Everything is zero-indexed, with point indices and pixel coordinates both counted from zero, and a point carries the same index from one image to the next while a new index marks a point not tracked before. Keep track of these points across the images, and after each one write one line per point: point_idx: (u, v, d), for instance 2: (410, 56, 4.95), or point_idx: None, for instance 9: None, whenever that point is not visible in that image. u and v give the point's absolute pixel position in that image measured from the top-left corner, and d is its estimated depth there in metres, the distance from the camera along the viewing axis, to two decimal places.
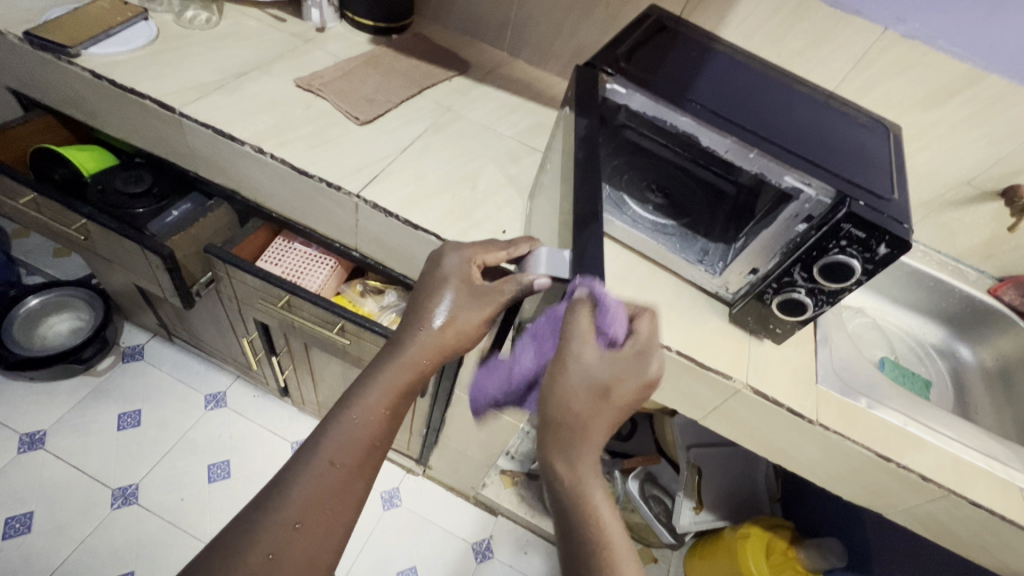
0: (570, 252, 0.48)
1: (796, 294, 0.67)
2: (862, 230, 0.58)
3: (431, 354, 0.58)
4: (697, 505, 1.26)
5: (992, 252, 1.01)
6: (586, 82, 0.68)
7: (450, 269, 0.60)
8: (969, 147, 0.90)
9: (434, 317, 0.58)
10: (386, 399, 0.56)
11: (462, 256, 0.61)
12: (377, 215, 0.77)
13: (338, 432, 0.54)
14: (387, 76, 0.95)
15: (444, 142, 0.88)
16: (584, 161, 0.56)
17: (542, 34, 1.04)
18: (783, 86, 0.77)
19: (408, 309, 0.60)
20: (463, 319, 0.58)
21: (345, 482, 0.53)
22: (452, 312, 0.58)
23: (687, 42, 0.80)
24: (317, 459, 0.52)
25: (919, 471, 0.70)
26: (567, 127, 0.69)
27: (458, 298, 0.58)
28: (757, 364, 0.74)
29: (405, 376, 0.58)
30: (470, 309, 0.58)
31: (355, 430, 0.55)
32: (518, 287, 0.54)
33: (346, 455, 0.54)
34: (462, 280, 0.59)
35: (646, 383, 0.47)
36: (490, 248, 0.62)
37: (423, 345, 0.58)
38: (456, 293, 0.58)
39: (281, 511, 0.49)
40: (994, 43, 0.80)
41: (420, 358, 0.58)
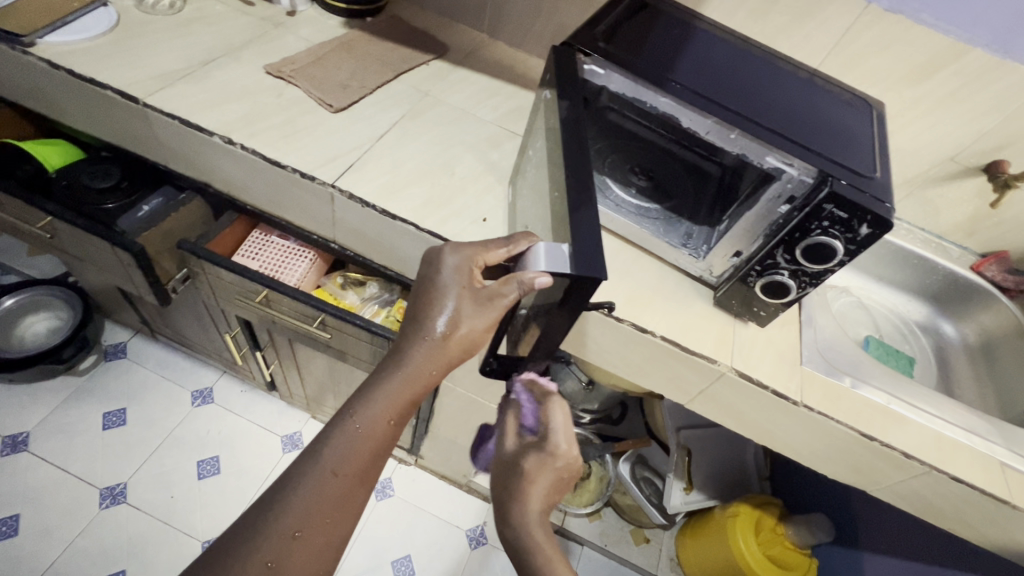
0: (571, 247, 0.48)
1: (780, 276, 0.67)
2: (844, 210, 0.58)
3: (439, 365, 0.56)
4: (687, 486, 1.28)
5: (975, 229, 1.01)
6: (564, 63, 0.66)
7: (450, 271, 0.57)
8: (954, 124, 0.89)
9: (437, 325, 0.55)
10: (390, 410, 0.54)
11: (462, 256, 0.58)
12: (354, 207, 0.75)
13: (339, 442, 0.52)
14: (362, 61, 0.92)
15: (422, 128, 0.86)
16: (565, 149, 0.55)
17: (521, 14, 1.01)
18: (766, 63, 0.75)
19: (410, 315, 0.57)
20: (467, 325, 0.55)
21: (346, 493, 0.52)
22: (456, 319, 0.55)
23: (668, 20, 0.78)
24: (318, 470, 0.51)
25: (901, 449, 0.71)
26: (548, 110, 0.67)
27: (460, 304, 0.55)
28: (742, 347, 0.74)
29: (410, 388, 0.56)
30: (475, 315, 0.55)
31: (357, 442, 0.53)
32: (519, 287, 0.53)
33: (348, 465, 0.52)
34: (465, 285, 0.56)
35: (550, 446, 0.61)
36: (489, 247, 0.58)
37: (429, 355, 0.55)
38: (458, 300, 0.56)
39: (279, 522, 0.48)
40: (978, 16, 0.79)
41: (424, 369, 0.55)
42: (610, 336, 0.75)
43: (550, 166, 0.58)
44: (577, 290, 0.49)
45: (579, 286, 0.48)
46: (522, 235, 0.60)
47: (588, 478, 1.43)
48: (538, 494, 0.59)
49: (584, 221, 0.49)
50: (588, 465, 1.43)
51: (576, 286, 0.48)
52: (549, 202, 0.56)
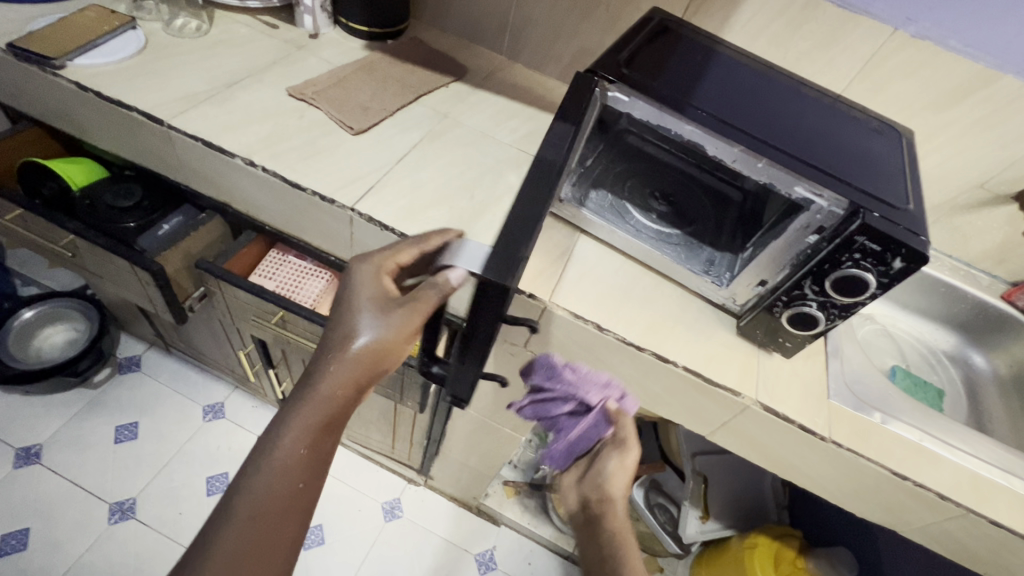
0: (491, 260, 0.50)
1: (808, 308, 0.65)
2: (878, 243, 0.56)
3: (347, 383, 0.54)
4: (703, 514, 1.24)
5: (1005, 256, 0.98)
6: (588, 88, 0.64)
7: (359, 285, 0.57)
8: (981, 150, 0.88)
9: (348, 342, 0.54)
10: (304, 439, 0.53)
11: (373, 268, 0.58)
12: (373, 229, 0.74)
13: (256, 481, 0.51)
14: (383, 82, 0.92)
15: (441, 150, 0.86)
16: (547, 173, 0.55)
17: (541, 36, 1.02)
18: (788, 89, 0.74)
19: (324, 338, 0.56)
20: (376, 334, 0.54)
21: (268, 532, 0.50)
22: (365, 331, 0.54)
23: (689, 44, 0.77)
24: (234, 512, 0.50)
25: (935, 489, 0.67)
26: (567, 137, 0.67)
27: (370, 317, 0.55)
28: (767, 379, 0.72)
29: (324, 411, 0.54)
30: (382, 323, 0.55)
31: (275, 478, 0.51)
32: (434, 290, 0.55)
33: (265, 502, 0.51)
34: (372, 297, 0.56)
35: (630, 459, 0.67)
36: (400, 253, 0.60)
37: (341, 374, 0.54)
38: (368, 315, 0.55)
39: (201, 573, 0.46)
40: (1010, 41, 0.77)
41: (337, 390, 0.54)
42: (629, 365, 0.73)
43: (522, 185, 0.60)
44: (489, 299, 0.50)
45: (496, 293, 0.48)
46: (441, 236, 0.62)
47: None
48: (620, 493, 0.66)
49: None
50: None
51: (485, 293, 0.50)
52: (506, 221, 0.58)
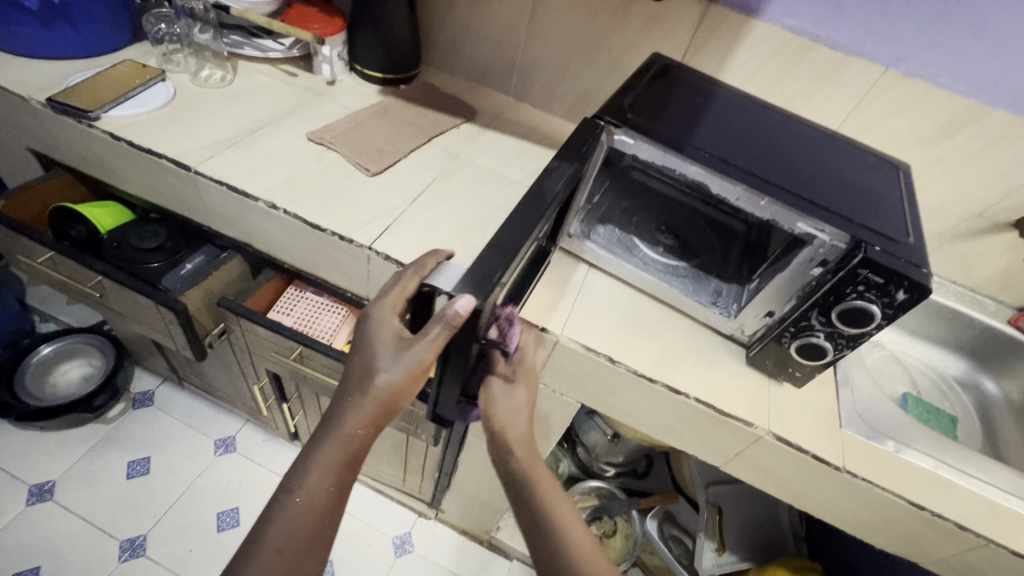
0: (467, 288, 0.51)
1: (815, 338, 0.66)
2: (881, 275, 0.57)
3: (364, 422, 0.54)
4: (719, 546, 1.22)
5: (1009, 282, 1.00)
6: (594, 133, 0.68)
7: (375, 324, 0.55)
8: (978, 179, 0.90)
9: (370, 378, 0.54)
10: (325, 479, 0.54)
11: (385, 304, 0.56)
12: (389, 267, 0.77)
13: (283, 519, 0.53)
14: (396, 125, 0.97)
15: (453, 189, 0.89)
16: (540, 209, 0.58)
17: (547, 79, 1.07)
18: (786, 127, 0.78)
19: (345, 374, 0.56)
20: (387, 373, 0.53)
21: (294, 566, 0.52)
22: (379, 370, 0.53)
23: (689, 87, 0.81)
24: (261, 548, 0.52)
25: (954, 519, 0.67)
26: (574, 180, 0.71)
27: (384, 355, 0.53)
28: (778, 409, 0.72)
29: (344, 449, 0.55)
30: (393, 362, 0.53)
31: (301, 515, 0.53)
32: (443, 325, 0.48)
33: (292, 540, 0.52)
34: (384, 334, 0.55)
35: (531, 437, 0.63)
36: (407, 284, 0.56)
37: (358, 413, 0.54)
38: (383, 353, 0.54)
39: None
40: (999, 78, 0.80)
41: (355, 429, 0.54)
42: (641, 397, 0.74)
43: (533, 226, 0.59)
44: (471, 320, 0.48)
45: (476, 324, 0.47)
46: (431, 259, 0.61)
47: (614, 535, 1.38)
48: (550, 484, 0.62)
49: None
50: (613, 521, 1.40)
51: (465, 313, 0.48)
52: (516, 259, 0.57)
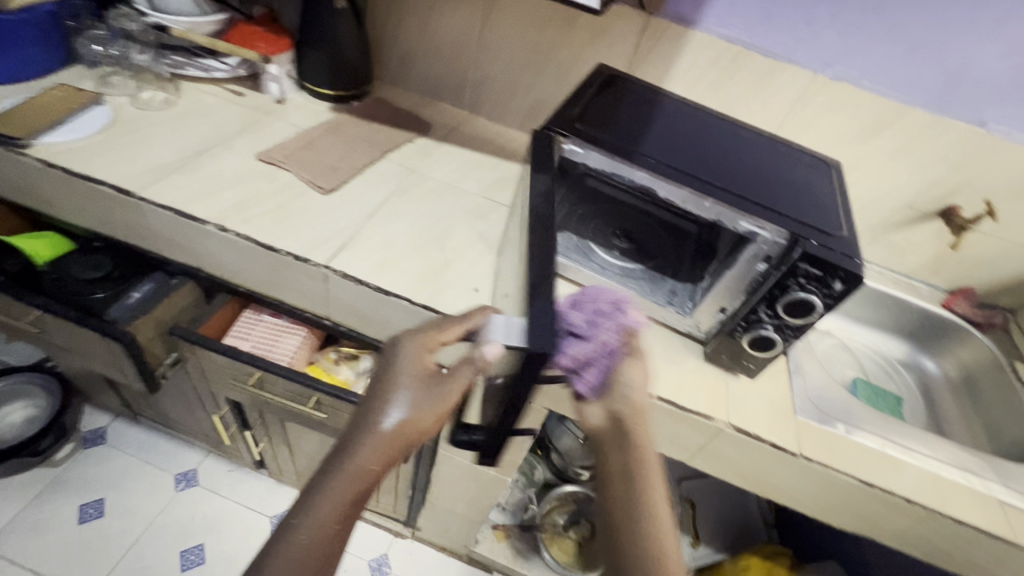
0: (514, 321, 0.48)
1: (765, 331, 0.69)
2: (819, 267, 0.61)
3: (383, 459, 0.53)
4: (695, 540, 1.25)
5: (939, 268, 1.07)
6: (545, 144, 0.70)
7: (400, 364, 0.55)
8: (905, 173, 0.96)
9: (387, 418, 0.53)
10: (335, 512, 0.52)
11: (415, 345, 0.56)
12: (348, 284, 0.76)
13: (286, 556, 0.50)
14: (350, 142, 0.96)
15: (411, 204, 0.89)
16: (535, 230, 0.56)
17: (499, 92, 1.08)
18: (726, 131, 0.81)
19: (361, 407, 0.55)
20: (414, 411, 0.53)
21: None
22: (401, 409, 0.53)
23: (635, 96, 0.84)
24: None
25: (901, 494, 0.71)
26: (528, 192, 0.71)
27: (410, 396, 0.54)
28: (735, 401, 0.75)
29: (356, 484, 0.52)
30: (418, 404, 0.54)
31: (304, 550, 0.51)
32: (475, 369, 0.53)
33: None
34: (410, 374, 0.55)
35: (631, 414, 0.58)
36: (443, 328, 0.56)
37: (375, 449, 0.53)
38: (409, 394, 0.54)
39: None
40: (914, 80, 0.87)
41: (371, 466, 0.53)
42: None
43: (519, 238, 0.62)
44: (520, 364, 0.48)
45: (525, 361, 0.46)
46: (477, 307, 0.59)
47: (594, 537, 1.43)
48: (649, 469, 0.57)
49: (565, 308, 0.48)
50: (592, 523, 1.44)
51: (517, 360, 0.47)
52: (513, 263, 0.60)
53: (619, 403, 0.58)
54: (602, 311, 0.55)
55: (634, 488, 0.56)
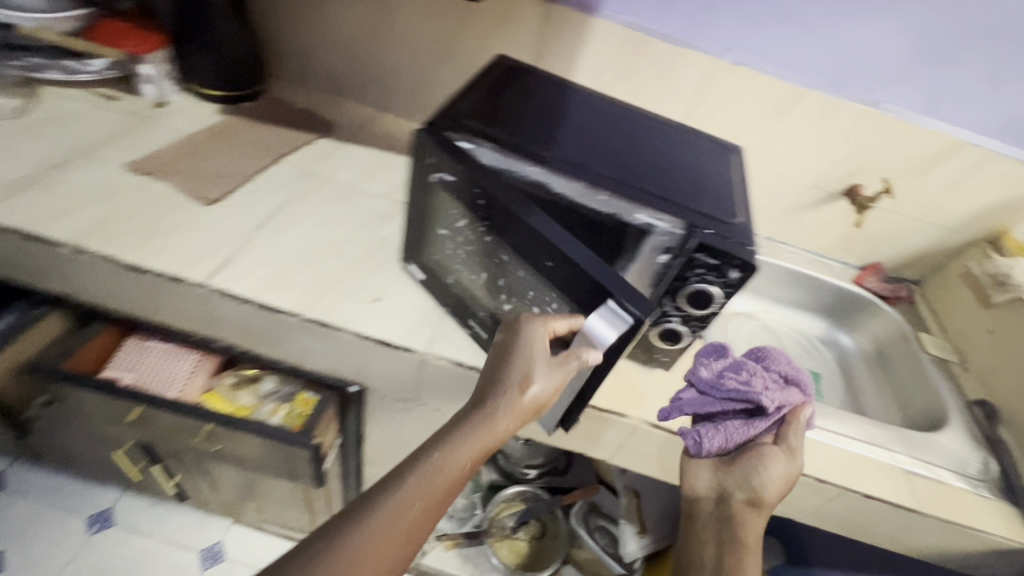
0: (615, 301, 0.53)
1: (671, 323, 0.68)
2: (714, 257, 0.60)
3: (511, 423, 0.55)
4: (640, 530, 1.25)
5: (850, 245, 1.10)
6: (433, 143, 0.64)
7: (535, 337, 0.57)
8: (810, 155, 0.98)
9: (519, 383, 0.56)
10: (454, 467, 0.53)
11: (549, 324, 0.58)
12: (231, 303, 0.69)
13: (397, 497, 0.51)
14: (239, 147, 0.89)
15: (308, 211, 0.83)
16: (537, 232, 0.57)
17: (405, 87, 1.03)
18: (627, 120, 0.79)
19: (491, 372, 0.58)
20: (539, 385, 0.56)
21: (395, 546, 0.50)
22: (536, 378, 0.56)
23: (533, 88, 0.80)
24: (368, 526, 0.49)
25: (813, 474, 0.72)
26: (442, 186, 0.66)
27: (541, 366, 0.56)
28: (650, 396, 0.74)
29: (483, 442, 0.54)
30: (545, 376, 0.56)
31: (416, 495, 0.52)
32: (580, 360, 0.55)
33: (401, 523, 0.50)
34: (536, 347, 0.57)
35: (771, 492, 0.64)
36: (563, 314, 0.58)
37: (507, 412, 0.55)
38: (538, 364, 0.56)
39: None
40: (810, 63, 0.88)
41: (502, 424, 0.55)
42: None
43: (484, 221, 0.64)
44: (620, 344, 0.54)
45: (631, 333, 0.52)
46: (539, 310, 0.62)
47: (544, 536, 1.41)
48: (750, 527, 0.67)
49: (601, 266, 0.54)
50: (541, 522, 1.43)
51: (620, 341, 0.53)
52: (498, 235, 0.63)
53: (738, 487, 0.67)
54: (769, 378, 0.65)
55: (731, 535, 0.67)
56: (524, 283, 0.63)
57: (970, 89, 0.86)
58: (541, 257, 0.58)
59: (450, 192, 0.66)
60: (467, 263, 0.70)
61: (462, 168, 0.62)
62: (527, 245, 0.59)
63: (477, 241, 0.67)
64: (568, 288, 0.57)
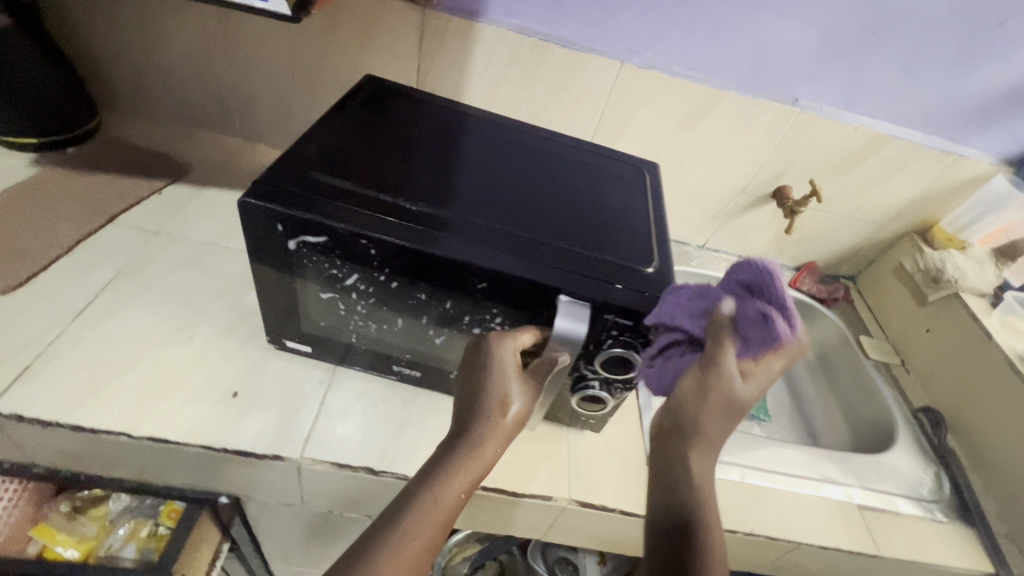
0: (567, 295, 0.49)
1: (592, 389, 0.57)
2: (628, 316, 0.49)
3: (503, 446, 0.46)
4: (602, 558, 1.17)
5: (782, 248, 1.04)
6: (265, 202, 0.48)
7: (505, 354, 0.49)
8: (734, 159, 0.90)
9: (506, 402, 0.47)
10: (449, 503, 0.43)
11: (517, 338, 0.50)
12: (32, 428, 0.53)
13: (390, 549, 0.39)
14: (56, 208, 0.72)
15: (149, 283, 0.68)
16: (461, 260, 0.49)
17: (274, 114, 0.88)
18: (523, 146, 0.68)
19: (466, 394, 0.48)
20: (519, 404, 0.47)
21: None
22: (518, 394, 0.48)
23: (407, 114, 0.67)
24: None
25: (765, 532, 0.64)
26: (292, 251, 0.50)
27: (519, 384, 0.48)
28: (578, 466, 0.64)
29: (476, 472, 0.45)
30: (525, 392, 0.48)
31: (410, 540, 0.40)
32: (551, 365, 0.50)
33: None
34: (509, 363, 0.48)
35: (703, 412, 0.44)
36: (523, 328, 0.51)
37: (495, 438, 0.46)
38: (518, 381, 0.48)
39: None
40: (721, 63, 0.80)
41: (493, 450, 0.46)
42: None
43: (371, 271, 0.51)
44: (592, 334, 0.51)
45: (598, 320, 0.50)
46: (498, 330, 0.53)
47: None
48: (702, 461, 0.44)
49: (539, 268, 0.50)
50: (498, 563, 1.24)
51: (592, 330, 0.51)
52: (399, 280, 0.51)
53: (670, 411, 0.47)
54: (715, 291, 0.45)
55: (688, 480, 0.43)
56: (456, 311, 0.54)
57: (889, 81, 0.80)
58: (473, 277, 0.50)
59: (317, 258, 0.50)
60: (370, 320, 0.57)
61: (329, 227, 0.48)
62: (454, 273, 0.50)
63: (379, 294, 0.53)
64: (511, 297, 0.51)
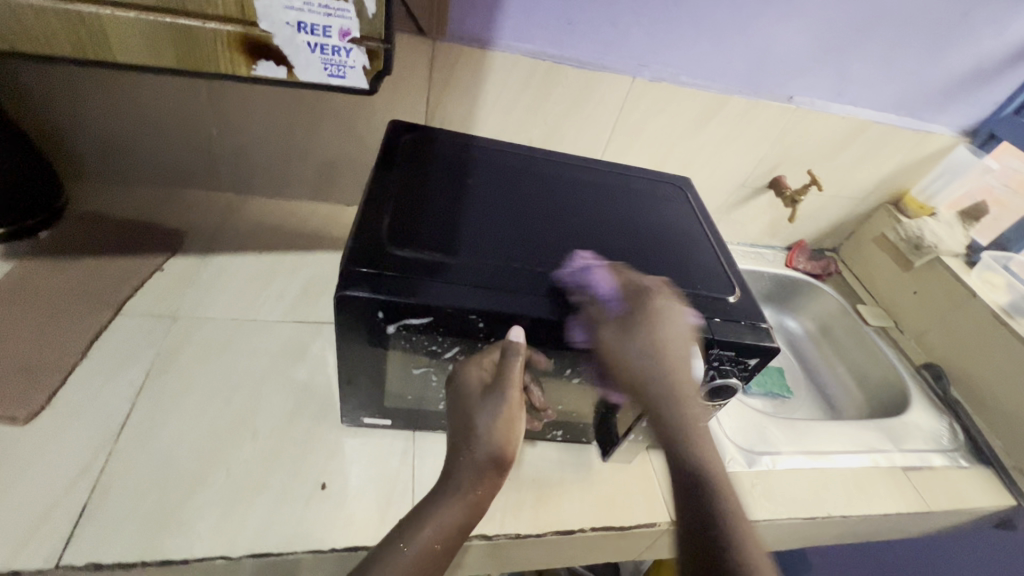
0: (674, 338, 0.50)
1: (688, 416, 0.58)
2: (732, 348, 0.51)
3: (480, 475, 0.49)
4: None
5: (776, 231, 1.10)
6: (366, 291, 0.45)
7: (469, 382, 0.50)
8: (735, 157, 0.94)
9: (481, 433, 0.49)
10: (437, 533, 0.47)
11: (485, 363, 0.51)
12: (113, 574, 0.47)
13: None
14: (50, 308, 0.62)
15: (186, 378, 0.61)
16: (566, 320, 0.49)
17: (269, 163, 0.81)
18: (567, 180, 0.68)
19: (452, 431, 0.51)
20: (494, 429, 0.49)
21: None
22: (487, 417, 0.49)
23: (449, 161, 0.64)
24: None
25: (839, 512, 0.70)
26: (392, 334, 0.48)
27: (493, 406, 0.49)
28: (667, 486, 0.66)
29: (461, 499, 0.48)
30: (494, 415, 0.49)
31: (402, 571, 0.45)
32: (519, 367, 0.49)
33: None
34: (476, 385, 0.50)
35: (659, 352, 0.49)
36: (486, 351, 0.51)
37: (472, 467, 0.49)
38: (493, 403, 0.49)
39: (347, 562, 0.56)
40: (725, 69, 0.82)
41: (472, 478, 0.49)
42: (536, 549, 0.61)
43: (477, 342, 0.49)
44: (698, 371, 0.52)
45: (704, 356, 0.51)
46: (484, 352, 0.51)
47: None
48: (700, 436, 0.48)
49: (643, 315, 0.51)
50: None
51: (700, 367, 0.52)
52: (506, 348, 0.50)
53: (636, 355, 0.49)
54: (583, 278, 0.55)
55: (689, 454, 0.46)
56: (559, 366, 0.53)
57: (871, 72, 0.86)
58: (570, 333, 0.49)
59: (419, 338, 0.49)
60: None
61: (435, 308, 0.46)
62: (562, 334, 0.49)
63: None
64: None
